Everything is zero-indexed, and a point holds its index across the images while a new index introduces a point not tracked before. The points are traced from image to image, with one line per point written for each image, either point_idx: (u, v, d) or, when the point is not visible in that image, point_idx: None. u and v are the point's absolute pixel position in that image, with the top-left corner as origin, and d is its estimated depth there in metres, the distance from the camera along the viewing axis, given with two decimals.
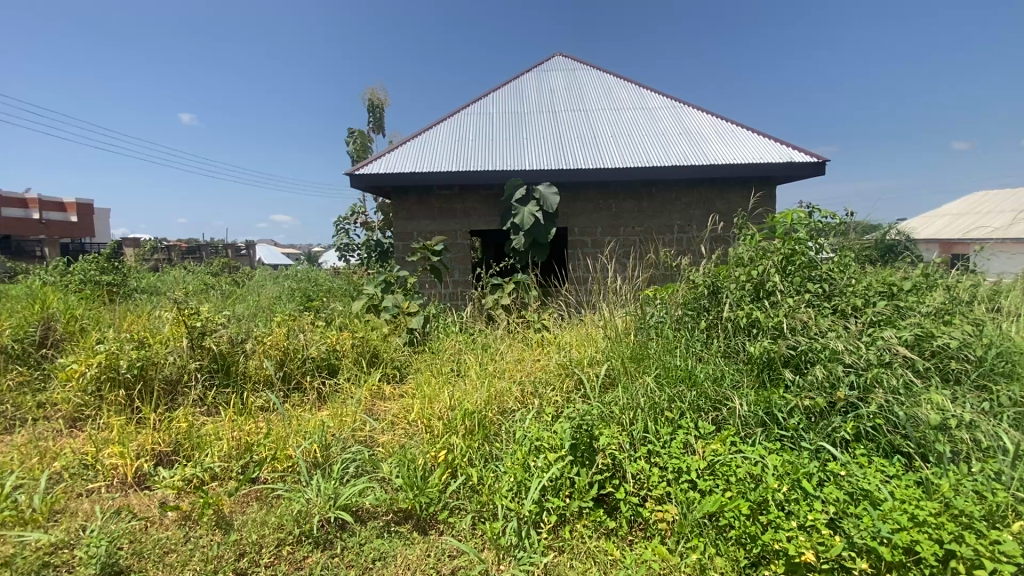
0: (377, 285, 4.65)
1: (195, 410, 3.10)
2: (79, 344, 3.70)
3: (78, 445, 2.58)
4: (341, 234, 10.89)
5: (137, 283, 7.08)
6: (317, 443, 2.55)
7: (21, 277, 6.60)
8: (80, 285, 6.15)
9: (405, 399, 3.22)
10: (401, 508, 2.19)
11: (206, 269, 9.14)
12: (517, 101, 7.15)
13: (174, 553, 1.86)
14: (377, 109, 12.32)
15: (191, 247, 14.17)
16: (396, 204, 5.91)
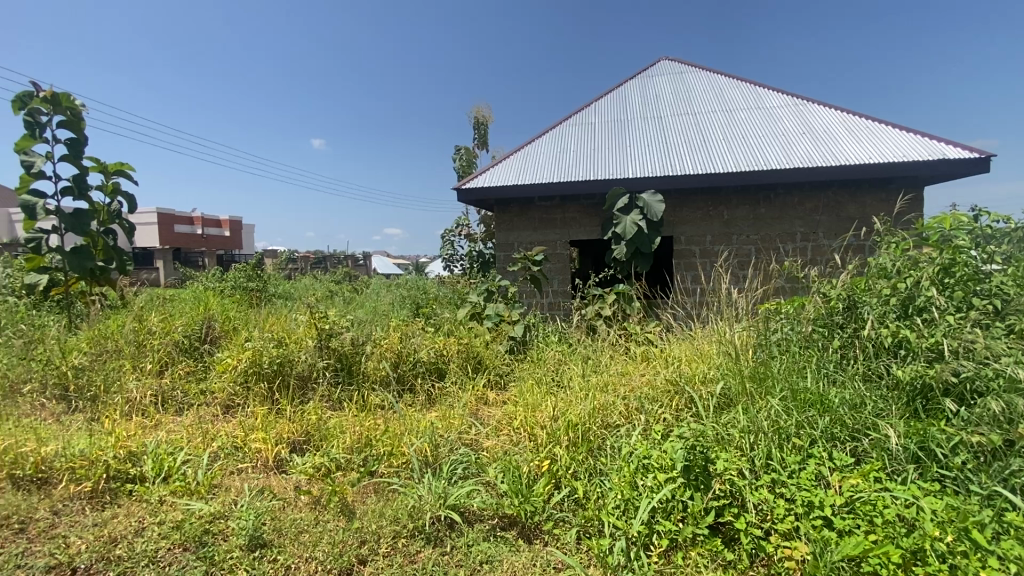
0: (480, 294, 4.89)
1: (322, 405, 3.41)
2: (232, 342, 4.26)
3: (230, 430, 2.95)
4: (446, 246, 11.46)
5: (275, 289, 8.02)
6: (427, 443, 2.67)
7: (189, 283, 7.80)
8: (233, 291, 7.12)
9: (509, 406, 3.27)
10: (506, 513, 2.22)
11: (331, 277, 10.10)
12: (620, 109, 7.03)
13: (308, 532, 2.02)
14: (482, 126, 12.85)
15: (318, 258, 15.76)
16: (499, 216, 6.09)
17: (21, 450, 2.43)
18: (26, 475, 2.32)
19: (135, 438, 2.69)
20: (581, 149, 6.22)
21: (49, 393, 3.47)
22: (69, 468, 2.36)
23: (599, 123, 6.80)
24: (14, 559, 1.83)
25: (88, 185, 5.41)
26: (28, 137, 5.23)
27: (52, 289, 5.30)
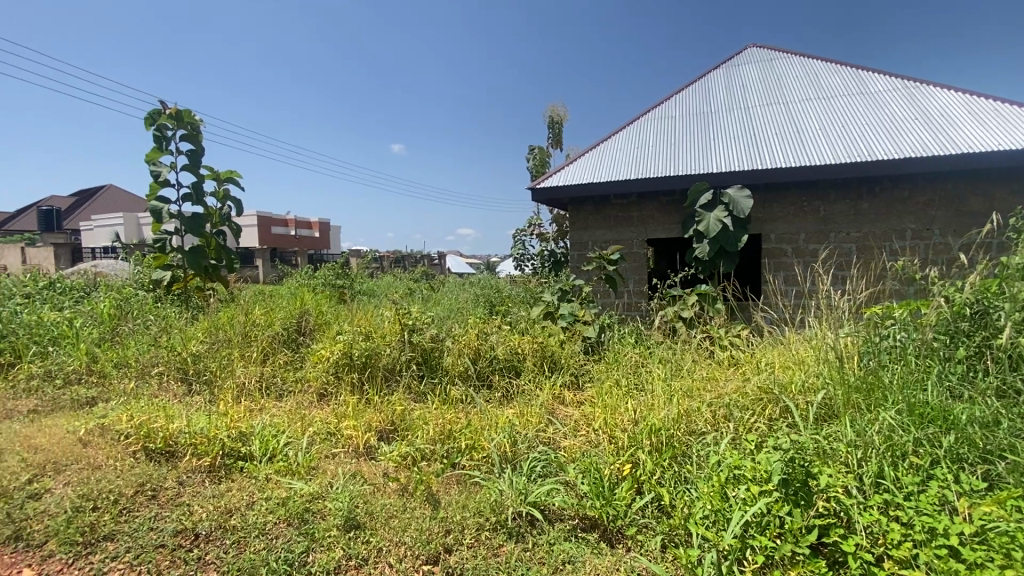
0: (554, 293, 4.87)
1: (406, 397, 3.56)
2: (325, 334, 4.57)
3: (325, 417, 3.16)
4: (519, 245, 11.56)
5: (360, 286, 8.50)
6: (506, 439, 2.70)
7: (285, 280, 8.47)
8: (323, 287, 7.63)
9: (587, 406, 3.23)
10: (587, 515, 2.19)
11: (409, 275, 10.53)
12: (703, 101, 6.71)
13: (397, 518, 2.12)
14: (556, 124, 12.81)
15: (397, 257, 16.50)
16: (574, 214, 6.03)
17: (153, 426, 2.74)
18: (157, 448, 2.61)
19: (245, 420, 2.95)
20: (661, 144, 6.01)
21: (173, 376, 3.90)
22: (192, 444, 2.63)
23: (680, 117, 6.53)
24: (150, 522, 2.06)
25: (204, 191, 6.03)
26: (157, 149, 5.92)
27: (174, 284, 5.96)
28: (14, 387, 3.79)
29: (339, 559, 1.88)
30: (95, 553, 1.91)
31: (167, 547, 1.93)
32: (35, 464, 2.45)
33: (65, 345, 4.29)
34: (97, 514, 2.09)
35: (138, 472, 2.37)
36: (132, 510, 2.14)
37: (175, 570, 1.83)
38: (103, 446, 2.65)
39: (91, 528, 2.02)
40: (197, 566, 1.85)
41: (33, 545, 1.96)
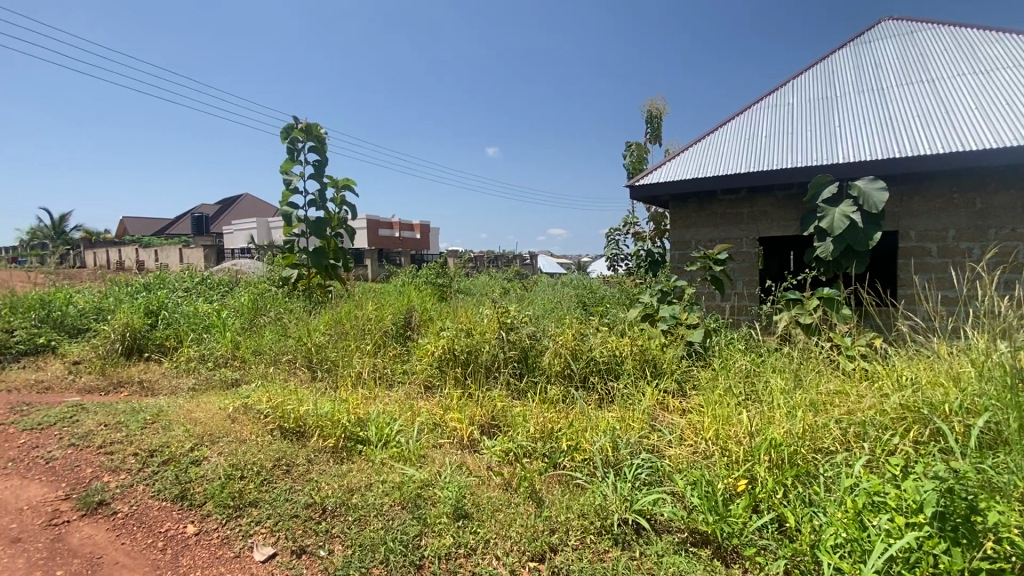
0: (654, 294, 4.69)
1: (506, 394, 3.62)
2: (428, 330, 4.81)
3: (431, 408, 3.32)
4: (613, 244, 11.30)
5: (458, 285, 8.84)
6: (609, 442, 2.64)
7: (391, 278, 9.05)
8: (425, 286, 8.05)
9: (693, 414, 3.07)
10: (699, 529, 2.07)
11: (504, 275, 10.74)
12: (826, 84, 6.08)
13: (502, 512, 2.16)
14: (655, 119, 12.36)
15: (490, 257, 16.93)
16: (677, 212, 5.76)
17: (287, 407, 3.05)
18: (290, 427, 2.91)
19: (362, 407, 3.19)
20: (776, 134, 5.54)
21: (300, 364, 4.32)
22: (318, 425, 2.89)
23: (798, 103, 5.98)
24: (286, 493, 2.30)
25: (326, 197, 6.64)
26: (289, 160, 6.63)
27: (300, 281, 6.62)
28: (177, 367, 4.44)
29: (450, 546, 1.96)
30: (243, 516, 2.17)
31: (300, 517, 2.14)
32: (196, 434, 2.83)
33: (215, 333, 4.94)
34: (244, 482, 2.37)
35: (274, 448, 2.66)
36: (272, 481, 2.39)
37: (308, 540, 2.03)
38: (247, 422, 3.01)
39: (240, 494, 2.29)
40: (325, 538, 2.03)
41: (196, 504, 2.27)
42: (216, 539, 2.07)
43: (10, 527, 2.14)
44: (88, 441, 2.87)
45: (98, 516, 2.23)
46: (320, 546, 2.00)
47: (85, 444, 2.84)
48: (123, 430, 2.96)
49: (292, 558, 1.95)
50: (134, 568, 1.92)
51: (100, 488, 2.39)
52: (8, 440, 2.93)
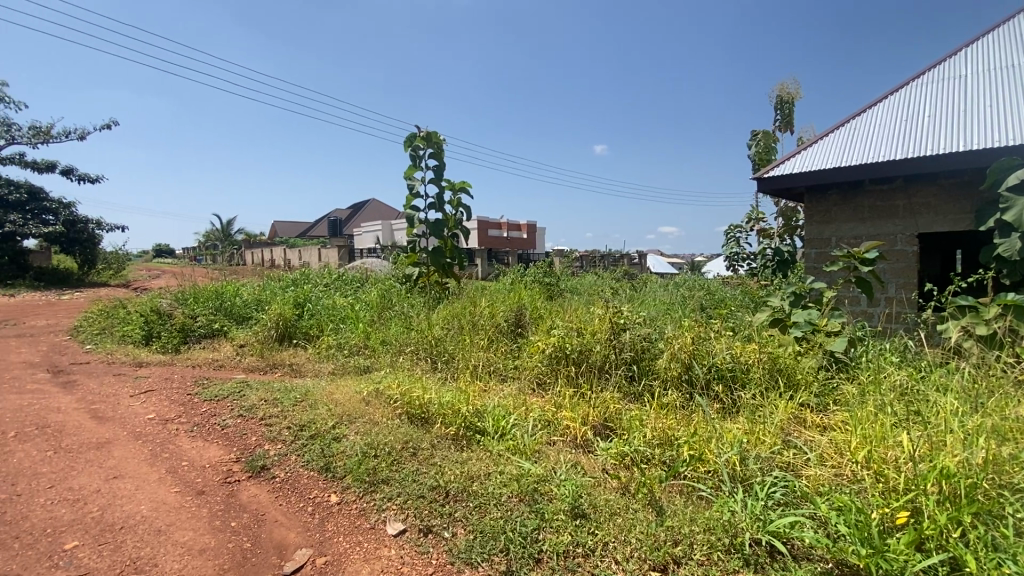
0: (786, 297, 4.26)
1: (619, 396, 3.54)
2: (539, 328, 4.87)
3: (544, 405, 3.35)
4: (732, 243, 10.52)
5: (566, 284, 8.83)
6: (736, 455, 2.45)
7: (500, 276, 9.32)
8: (533, 284, 8.17)
9: (835, 432, 2.74)
10: (847, 561, 1.82)
11: (612, 274, 10.51)
12: (1013, 49, 5.06)
13: (620, 516, 2.11)
14: (785, 104, 11.28)
15: (596, 256, 16.72)
16: (813, 206, 5.19)
17: (412, 395, 3.27)
18: (415, 413, 3.11)
19: (479, 399, 3.32)
20: (943, 113, 4.74)
21: (420, 355, 4.61)
22: (441, 413, 3.06)
23: (974, 75, 5.04)
24: (413, 474, 2.46)
25: (444, 200, 7.02)
26: (412, 166, 7.11)
27: (420, 278, 7.07)
28: (319, 354, 4.98)
29: (568, 544, 1.96)
30: (376, 493, 2.37)
31: (426, 498, 2.28)
32: (336, 414, 3.15)
33: (349, 324, 5.47)
34: (377, 460, 2.59)
35: (402, 432, 2.86)
36: (401, 461, 2.58)
37: (433, 520, 2.15)
38: (378, 406, 3.28)
39: (374, 470, 2.51)
40: (449, 521, 2.14)
41: (338, 476, 2.52)
42: (354, 510, 2.28)
43: (197, 479, 2.55)
44: (253, 413, 3.33)
45: (261, 479, 2.57)
46: (444, 528, 2.11)
47: (250, 415, 3.30)
48: (279, 405, 3.39)
49: (420, 535, 2.09)
50: (290, 527, 2.18)
51: (263, 455, 2.76)
52: (194, 407, 3.50)
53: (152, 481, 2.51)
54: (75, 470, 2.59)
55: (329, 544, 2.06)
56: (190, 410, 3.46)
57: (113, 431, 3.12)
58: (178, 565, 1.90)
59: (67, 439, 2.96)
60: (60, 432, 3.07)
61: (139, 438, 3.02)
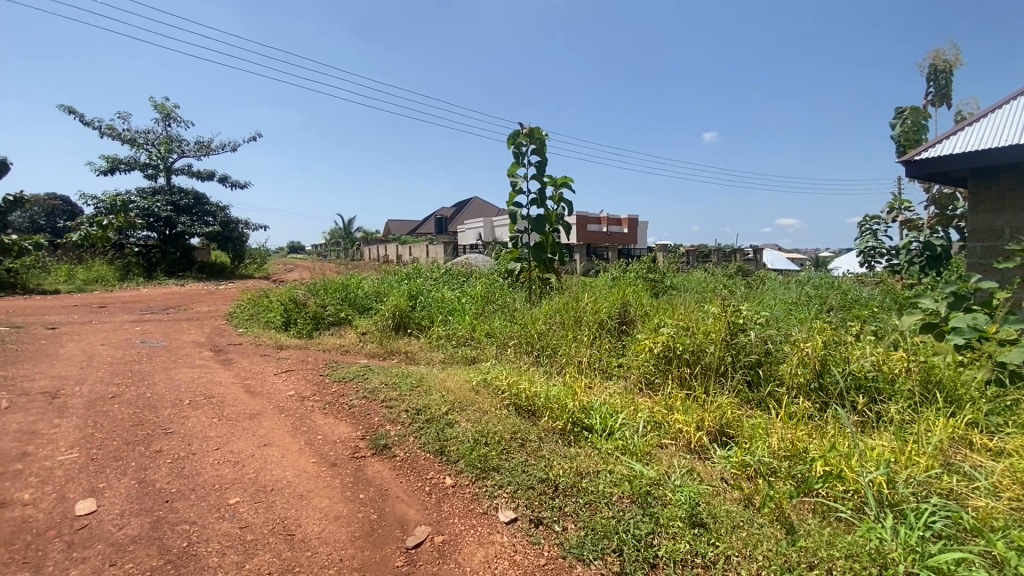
0: (943, 298, 3.68)
1: (736, 402, 3.31)
2: (646, 326, 4.70)
3: (653, 405, 3.23)
4: (868, 236, 9.32)
5: (672, 280, 8.44)
6: (884, 475, 2.16)
7: (603, 271, 9.16)
8: (638, 281, 7.92)
9: (1013, 459, 2.32)
10: None
11: (724, 271, 9.84)
12: None
13: (743, 530, 1.96)
14: (941, 74, 9.71)
15: (704, 251, 15.80)
16: (980, 192, 4.41)
17: (519, 387, 3.32)
18: (522, 405, 3.16)
19: (586, 396, 3.29)
20: None
21: (524, 348, 4.69)
22: (548, 407, 3.08)
23: None
24: (523, 465, 2.50)
25: (547, 195, 7.05)
26: (516, 162, 7.23)
27: (523, 274, 7.17)
28: (430, 343, 5.26)
29: (685, 553, 1.87)
30: (487, 480, 2.44)
31: (536, 489, 2.30)
32: (448, 401, 3.30)
33: (456, 317, 5.72)
34: (488, 448, 2.67)
35: (511, 422, 2.92)
36: (510, 451, 2.63)
37: (544, 512, 2.17)
38: (487, 396, 3.39)
39: (485, 457, 2.59)
40: (559, 514, 2.15)
41: (452, 460, 2.64)
42: (468, 494, 2.38)
43: (330, 452, 2.82)
44: (375, 395, 3.61)
45: (384, 456, 2.78)
46: (555, 521, 2.12)
47: (373, 397, 3.58)
48: (397, 390, 3.64)
49: (532, 526, 2.11)
50: (410, 504, 2.32)
51: (384, 435, 2.98)
52: (326, 387, 3.89)
53: (295, 450, 2.83)
54: (234, 435, 3.00)
55: (446, 524, 2.17)
56: (322, 390, 3.84)
57: (262, 404, 3.57)
58: (318, 528, 2.11)
59: (227, 409, 3.44)
60: (222, 402, 3.57)
61: (283, 412, 3.42)
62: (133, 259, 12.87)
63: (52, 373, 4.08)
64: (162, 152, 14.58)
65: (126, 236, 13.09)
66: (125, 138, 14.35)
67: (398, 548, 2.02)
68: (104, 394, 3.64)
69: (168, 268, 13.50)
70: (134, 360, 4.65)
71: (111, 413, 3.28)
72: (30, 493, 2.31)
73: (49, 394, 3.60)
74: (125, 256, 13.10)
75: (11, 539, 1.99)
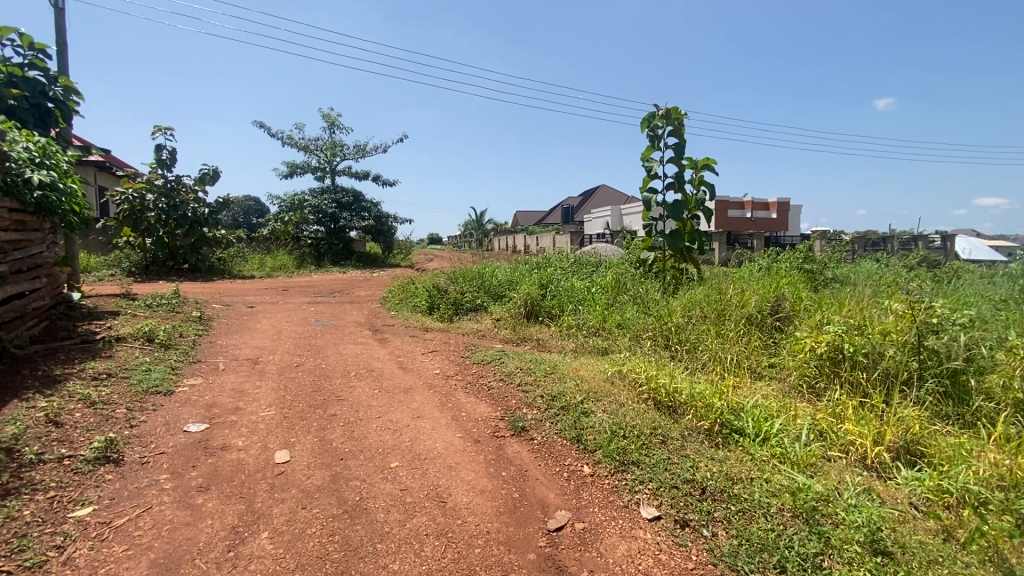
0: None
1: (926, 416, 2.81)
2: (805, 323, 4.21)
3: (816, 412, 2.89)
4: None
5: (833, 272, 7.44)
6: None
7: (749, 261, 8.39)
8: (791, 271, 7.13)
9: None
10: None
11: (903, 261, 8.40)
12: None
13: (943, 568, 1.66)
14: None
15: (875, 239, 13.66)
16: None
17: (659, 381, 3.19)
18: (662, 400, 3.03)
19: (735, 395, 3.03)
20: None
21: (660, 339, 4.48)
22: (692, 404, 2.91)
23: None
24: (665, 462, 2.39)
25: (685, 179, 6.62)
26: (651, 146, 6.90)
27: (656, 263, 6.85)
28: (562, 331, 5.30)
29: None
30: (627, 473, 2.38)
31: (681, 489, 2.19)
32: (584, 390, 3.29)
33: (588, 306, 5.69)
34: (627, 441, 2.60)
35: (650, 417, 2.82)
36: (651, 447, 2.53)
37: (691, 514, 2.05)
38: (624, 387, 3.31)
39: (624, 450, 2.52)
40: (708, 519, 2.02)
41: (589, 449, 2.62)
42: (607, 485, 2.34)
43: (473, 429, 2.99)
44: (512, 378, 3.75)
45: (522, 438, 2.87)
46: (703, 525, 2.00)
47: (510, 380, 3.72)
48: (533, 375, 3.74)
49: (677, 526, 2.02)
50: (550, 487, 2.37)
51: (523, 417, 3.08)
52: (467, 367, 4.14)
53: (442, 424, 3.06)
54: (392, 406, 3.34)
55: (586, 512, 2.17)
56: (464, 370, 4.11)
57: (413, 380, 3.92)
58: (466, 499, 2.26)
59: (386, 382, 3.84)
60: (381, 376, 4.00)
61: (431, 388, 3.72)
62: (307, 249, 15.11)
63: (253, 344, 4.93)
64: (329, 156, 16.68)
65: (302, 230, 15.21)
66: (301, 146, 16.72)
67: (539, 528, 2.08)
68: (291, 363, 4.31)
69: (332, 257, 15.45)
70: (311, 335, 5.42)
71: (296, 379, 3.86)
72: (243, 440, 2.82)
73: (251, 360, 4.36)
74: (300, 247, 15.27)
75: (232, 477, 2.45)
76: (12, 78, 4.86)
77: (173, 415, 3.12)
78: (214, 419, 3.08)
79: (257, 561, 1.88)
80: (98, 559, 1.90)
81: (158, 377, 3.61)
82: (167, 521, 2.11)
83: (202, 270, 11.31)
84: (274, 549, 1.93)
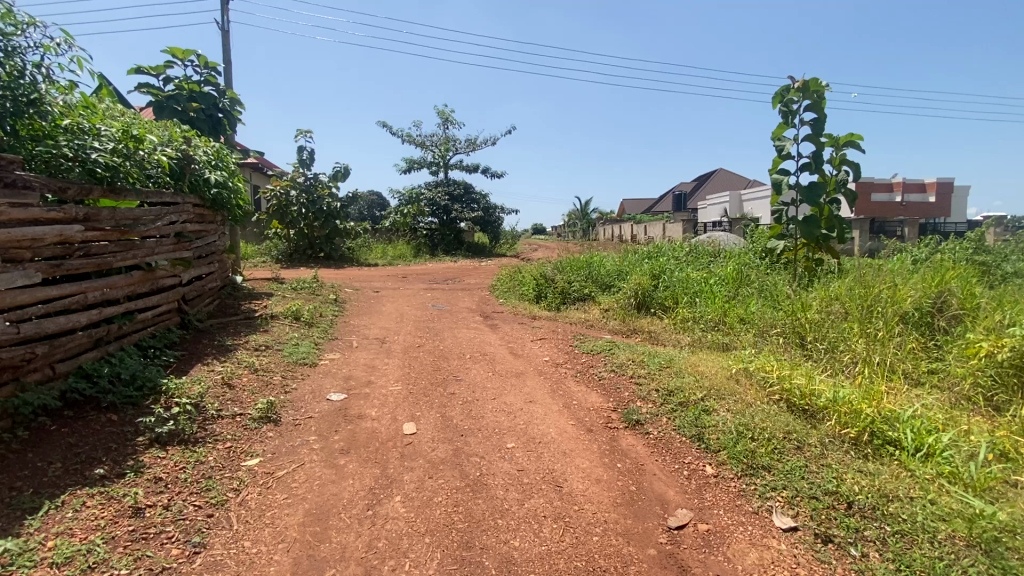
0: None
1: None
2: (979, 325, 3.58)
3: (997, 430, 2.44)
4: None
5: (1017, 265, 6.20)
6: None
7: (900, 251, 7.30)
8: (957, 263, 6.08)
9: None
10: None
11: None
12: None
13: None
14: None
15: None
16: None
17: (793, 382, 2.90)
18: (797, 402, 2.76)
19: (888, 403, 2.67)
20: None
21: (790, 336, 4.09)
22: (834, 409, 2.61)
23: None
24: (802, 469, 2.19)
25: (824, 158, 5.92)
26: (783, 123, 6.26)
27: (785, 253, 6.24)
28: (675, 323, 5.07)
29: None
30: (755, 478, 2.21)
31: (822, 501, 1.99)
32: (704, 386, 3.11)
33: (704, 298, 5.37)
34: (756, 443, 2.41)
35: (783, 420, 2.59)
36: (784, 452, 2.33)
37: (835, 530, 1.86)
38: (750, 386, 3.07)
39: (752, 453, 2.35)
40: (857, 537, 1.81)
41: (712, 449, 2.47)
42: (733, 488, 2.20)
43: (585, 418, 2.98)
44: (624, 370, 3.66)
45: (638, 431, 2.79)
46: (850, 543, 1.79)
47: (622, 372, 3.64)
48: (646, 368, 3.62)
49: (818, 540, 1.84)
50: (669, 484, 2.28)
51: (637, 410, 2.99)
52: (577, 356, 4.13)
53: (555, 411, 3.09)
54: (505, 389, 3.44)
55: (710, 514, 2.05)
56: (574, 359, 4.10)
57: (524, 365, 4.00)
58: (583, 487, 2.26)
59: (498, 366, 3.97)
60: (494, 360, 4.14)
61: (542, 374, 3.78)
62: (422, 240, 16.12)
63: (379, 325, 5.38)
64: (443, 151, 17.52)
65: (418, 221, 16.25)
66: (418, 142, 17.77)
67: (659, 525, 2.01)
68: (412, 344, 4.63)
69: (445, 247, 16.21)
70: (429, 319, 5.78)
71: (418, 359, 4.14)
72: (375, 411, 3.10)
73: (379, 339, 4.76)
74: (416, 238, 16.26)
75: (368, 443, 2.70)
76: (192, 93, 5.76)
77: (317, 384, 3.52)
78: (350, 390, 3.42)
79: (392, 521, 2.06)
80: (266, 503, 2.22)
81: (304, 351, 4.10)
82: (317, 476, 2.40)
83: (334, 258, 12.59)
84: (406, 512, 2.10)
